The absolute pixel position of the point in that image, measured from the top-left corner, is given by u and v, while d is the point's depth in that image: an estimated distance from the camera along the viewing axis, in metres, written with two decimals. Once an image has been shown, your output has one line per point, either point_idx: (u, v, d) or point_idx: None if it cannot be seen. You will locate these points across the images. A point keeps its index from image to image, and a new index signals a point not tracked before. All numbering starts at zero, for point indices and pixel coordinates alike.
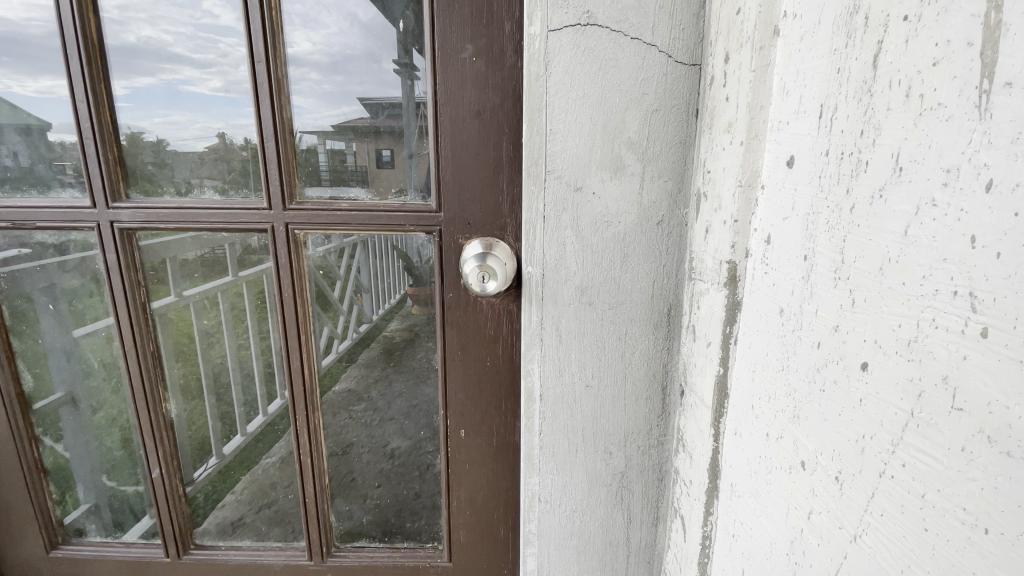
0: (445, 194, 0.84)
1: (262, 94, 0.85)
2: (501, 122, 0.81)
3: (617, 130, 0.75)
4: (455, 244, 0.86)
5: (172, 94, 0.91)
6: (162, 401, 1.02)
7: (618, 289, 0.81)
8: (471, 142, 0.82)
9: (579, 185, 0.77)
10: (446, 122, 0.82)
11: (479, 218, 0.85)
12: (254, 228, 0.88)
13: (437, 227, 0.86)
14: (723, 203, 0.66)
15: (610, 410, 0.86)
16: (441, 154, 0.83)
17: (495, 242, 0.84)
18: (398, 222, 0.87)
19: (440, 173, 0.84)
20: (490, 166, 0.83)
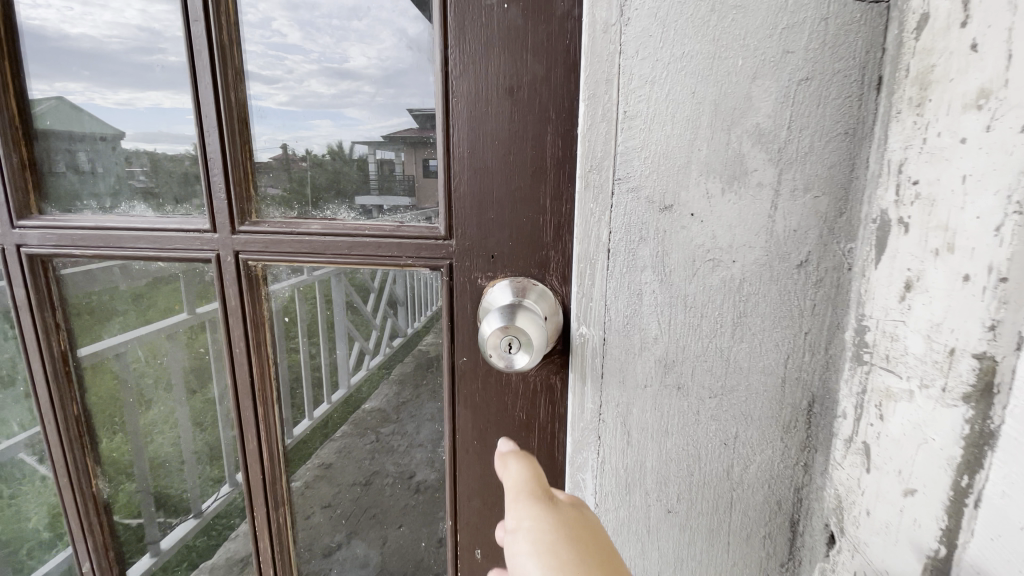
0: (461, 211, 0.57)
1: (202, 67, 0.58)
2: (543, 103, 0.53)
3: (737, 113, 0.45)
4: (476, 286, 0.59)
5: (97, 70, 0.64)
6: (93, 479, 0.75)
7: (727, 367, 0.50)
8: (498, 134, 0.54)
9: (669, 203, 0.47)
10: (463, 106, 0.54)
11: (510, 248, 0.57)
12: (195, 258, 0.62)
13: (448, 259, 0.58)
14: (962, 241, 0.36)
15: (704, 552, 0.55)
16: (455, 154, 0.56)
17: (536, 281, 0.56)
18: (392, 251, 0.59)
19: (454, 179, 0.56)
20: (527, 170, 0.55)
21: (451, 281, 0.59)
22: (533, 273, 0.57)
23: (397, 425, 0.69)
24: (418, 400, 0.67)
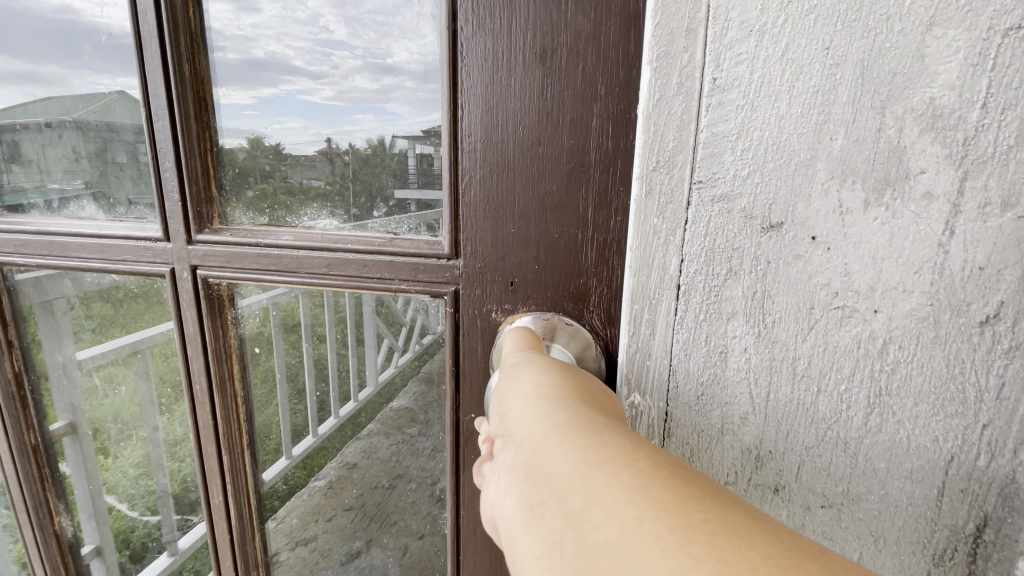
0: (472, 222, 0.43)
1: (146, 31, 0.45)
2: (586, 74, 0.38)
3: (900, 82, 0.28)
4: (489, 319, 0.45)
5: (35, 36, 0.53)
6: (55, 517, 0.65)
7: (851, 467, 0.33)
8: (523, 118, 0.40)
9: (776, 221, 0.31)
10: (477, 78, 0.40)
11: (538, 273, 0.43)
12: (147, 271, 0.50)
13: (454, 284, 0.45)
14: None
15: None
16: (466, 144, 0.42)
17: (570, 318, 0.43)
18: (381, 272, 0.46)
19: (466, 178, 0.42)
20: (561, 166, 0.40)
21: (457, 311, 0.46)
22: (566, 307, 0.43)
23: (393, 483, 0.56)
24: (419, 455, 0.54)
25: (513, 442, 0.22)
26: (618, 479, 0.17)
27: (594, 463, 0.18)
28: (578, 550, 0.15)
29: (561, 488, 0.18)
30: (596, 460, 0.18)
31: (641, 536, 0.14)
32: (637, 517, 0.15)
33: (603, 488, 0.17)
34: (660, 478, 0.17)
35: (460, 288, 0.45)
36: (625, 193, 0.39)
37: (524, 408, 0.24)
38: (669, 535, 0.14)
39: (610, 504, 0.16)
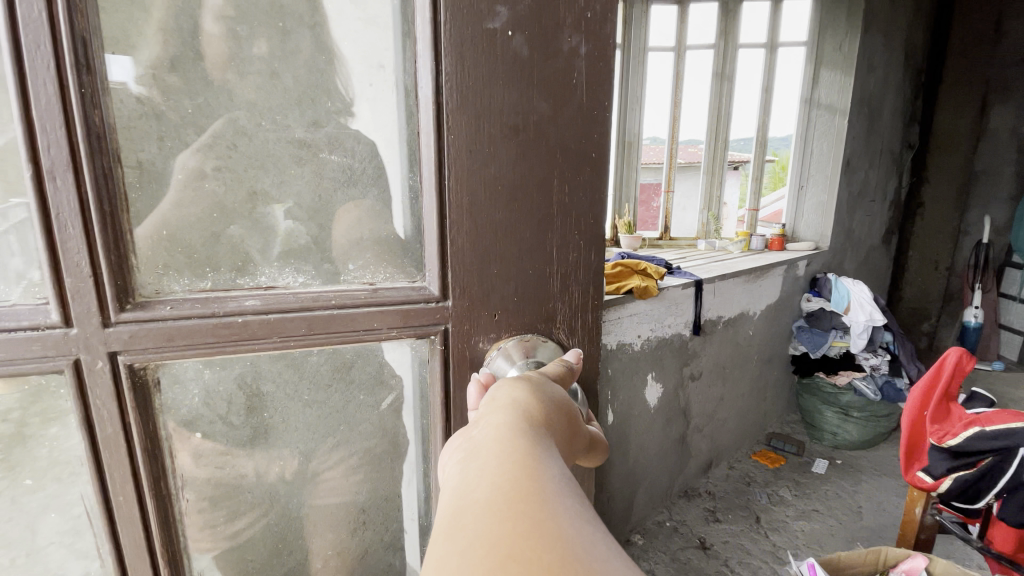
0: (460, 264, 0.42)
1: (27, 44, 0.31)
2: (547, 147, 0.42)
3: None
4: (476, 351, 0.44)
5: None
6: None
7: None
8: (501, 179, 0.41)
9: None
10: (462, 141, 0.40)
11: (517, 304, 0.44)
12: (31, 369, 0.36)
13: (443, 324, 0.43)
14: None
15: None
16: (451, 198, 0.40)
17: (545, 337, 0.46)
18: (367, 324, 0.42)
19: (451, 230, 0.41)
20: (532, 219, 0.43)
21: (446, 347, 0.44)
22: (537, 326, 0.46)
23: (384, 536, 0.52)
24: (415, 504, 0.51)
25: (483, 421, 0.34)
26: (511, 465, 0.28)
27: (501, 456, 0.29)
28: (460, 492, 0.27)
29: (484, 460, 0.29)
30: (511, 452, 0.29)
31: (492, 499, 0.25)
32: (501, 488, 0.26)
33: (500, 467, 0.28)
34: (525, 482, 0.26)
35: (448, 326, 0.43)
36: (580, 235, 0.45)
37: (500, 400, 0.35)
38: (506, 508, 0.25)
39: (497, 474, 0.27)
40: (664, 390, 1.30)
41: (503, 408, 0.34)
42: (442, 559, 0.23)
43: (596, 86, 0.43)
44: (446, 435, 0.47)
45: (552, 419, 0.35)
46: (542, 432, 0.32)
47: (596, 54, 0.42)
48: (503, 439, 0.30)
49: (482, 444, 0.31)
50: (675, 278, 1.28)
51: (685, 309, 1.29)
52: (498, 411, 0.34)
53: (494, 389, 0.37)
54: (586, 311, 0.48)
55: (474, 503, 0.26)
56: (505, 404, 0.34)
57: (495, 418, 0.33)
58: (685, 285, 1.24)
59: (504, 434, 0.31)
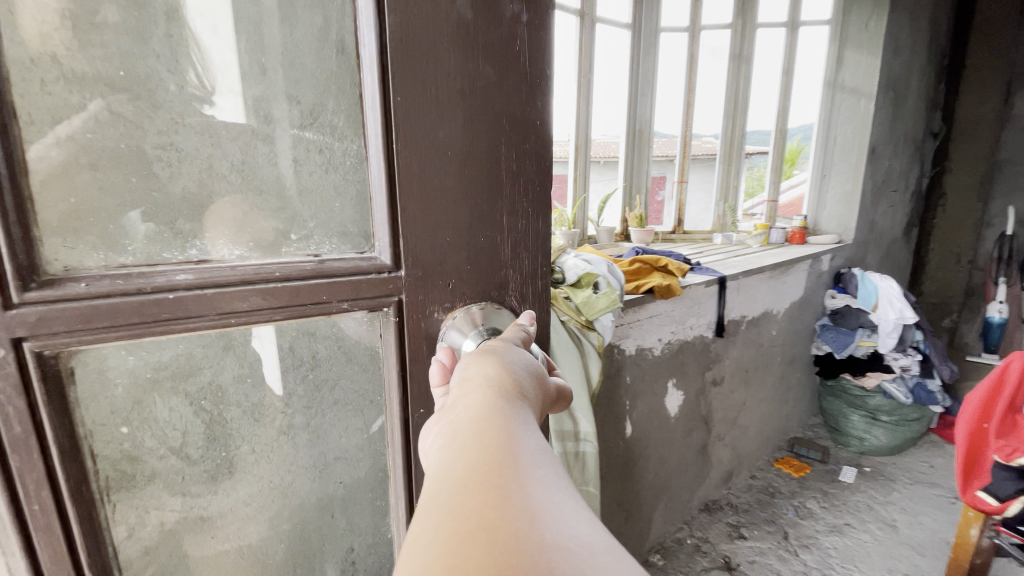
0: (412, 234, 0.40)
1: None
2: (495, 113, 0.40)
3: None
4: (431, 322, 0.43)
5: None
6: None
7: None
8: (451, 145, 0.39)
9: None
10: (409, 104, 0.37)
11: (469, 273, 0.43)
12: None
13: (396, 295, 0.41)
14: None
15: None
16: (400, 164, 0.38)
17: (498, 304, 0.45)
18: (316, 297, 0.39)
19: (401, 198, 0.39)
20: (482, 187, 0.41)
21: (402, 321, 0.42)
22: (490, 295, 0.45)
23: (352, 521, 0.52)
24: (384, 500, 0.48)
25: (456, 401, 0.33)
26: (483, 451, 0.27)
27: (475, 441, 0.28)
28: (435, 479, 0.27)
29: (458, 446, 0.29)
30: (483, 435, 0.29)
31: (464, 486, 0.25)
32: (474, 475, 0.26)
33: (472, 454, 0.27)
34: (497, 468, 0.26)
35: (402, 298, 0.41)
36: (529, 202, 0.44)
37: (470, 376, 0.34)
38: (480, 496, 0.24)
39: (470, 461, 0.27)
40: (686, 396, 1.19)
41: (474, 387, 0.33)
42: (419, 549, 0.23)
43: (539, 54, 0.42)
44: (405, 416, 0.45)
45: (524, 386, 0.35)
46: (514, 409, 0.32)
47: (537, 21, 0.41)
48: (474, 424, 0.30)
49: (457, 427, 0.31)
50: (697, 275, 1.17)
51: (708, 309, 1.18)
52: (471, 389, 0.33)
53: (466, 364, 0.36)
54: (536, 279, 0.48)
55: (448, 491, 0.25)
56: (478, 382, 0.34)
57: (466, 399, 0.32)
58: (709, 282, 1.14)
59: (476, 414, 0.30)
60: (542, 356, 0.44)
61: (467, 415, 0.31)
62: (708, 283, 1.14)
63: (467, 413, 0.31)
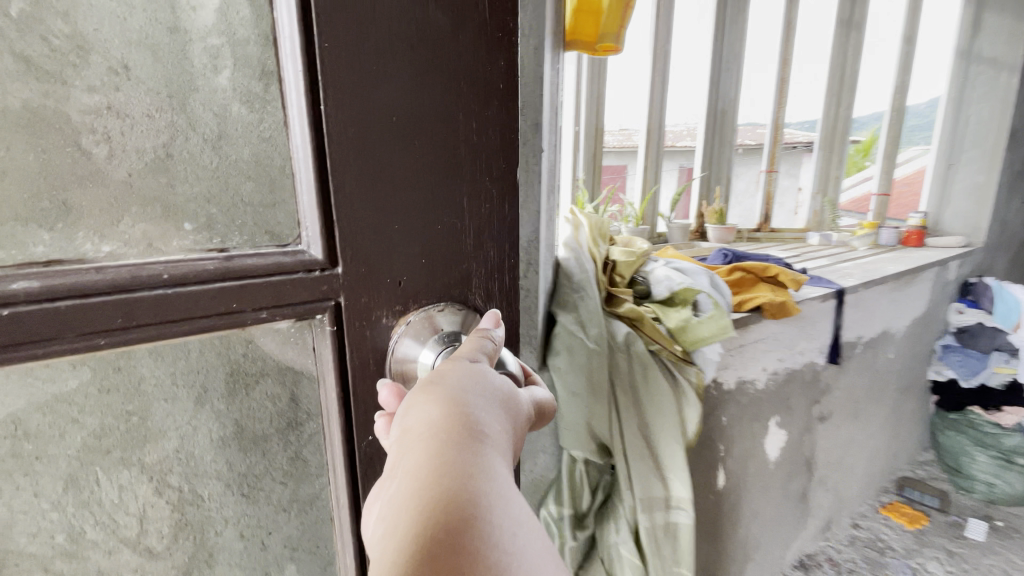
0: (351, 219, 0.27)
1: None
2: (461, 60, 0.28)
3: None
4: (379, 330, 0.30)
5: None
6: None
7: None
8: (401, 103, 0.27)
9: None
10: (343, 44, 0.24)
11: (423, 267, 0.30)
12: None
13: (335, 298, 0.28)
14: None
15: None
16: (333, 130, 0.25)
17: (460, 306, 0.32)
18: (222, 306, 0.25)
19: (334, 177, 0.26)
20: (441, 162, 0.29)
21: (342, 331, 0.29)
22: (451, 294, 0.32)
23: None
24: None
25: (395, 445, 0.25)
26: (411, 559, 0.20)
27: (405, 538, 0.21)
28: None
29: (386, 539, 0.21)
30: (414, 528, 0.21)
31: None
32: None
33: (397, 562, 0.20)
34: None
35: (340, 301, 0.28)
36: (500, 188, 0.31)
37: (411, 406, 0.25)
38: None
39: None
40: (788, 438, 1.01)
41: (415, 432, 0.24)
42: None
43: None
44: (351, 465, 0.31)
45: (488, 428, 0.25)
46: (462, 459, 0.23)
47: None
48: (409, 501, 0.22)
49: (389, 498, 0.23)
50: (813, 287, 0.99)
51: (822, 330, 0.99)
52: (411, 433, 0.24)
53: (411, 404, 0.25)
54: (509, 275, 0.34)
55: None
56: (420, 420, 0.25)
57: (403, 448, 0.24)
58: (826, 296, 0.95)
59: (412, 483, 0.22)
60: (516, 363, 0.32)
61: (404, 481, 0.23)
62: (827, 296, 0.95)
63: (403, 477, 0.23)
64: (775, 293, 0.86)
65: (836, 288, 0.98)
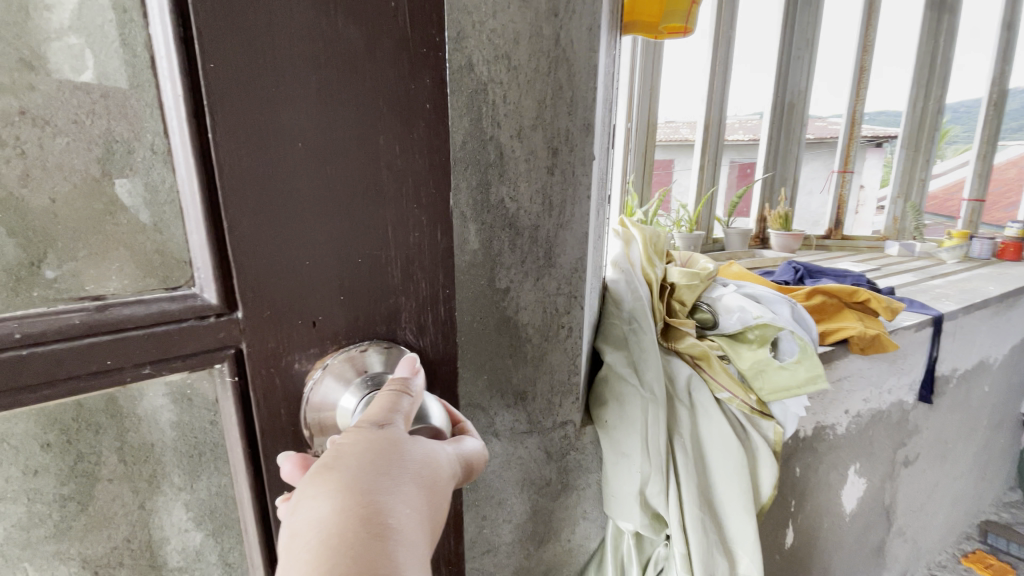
0: (251, 259, 0.21)
1: None
2: (383, 72, 0.22)
3: None
4: (292, 377, 0.24)
5: None
6: None
7: None
8: (308, 126, 0.21)
9: None
10: (233, 61, 0.19)
11: (339, 308, 0.24)
12: None
13: (234, 346, 0.22)
14: None
15: None
16: (226, 165, 0.19)
17: (391, 341, 0.26)
18: (90, 370, 0.19)
19: (228, 221, 0.20)
20: (363, 192, 0.23)
21: (248, 382, 0.23)
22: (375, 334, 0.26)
23: None
24: None
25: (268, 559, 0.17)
26: None
27: None
28: None
29: None
30: None
31: None
32: None
33: None
34: None
35: (243, 348, 0.22)
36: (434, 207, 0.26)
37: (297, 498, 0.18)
38: None
39: None
40: (869, 484, 0.88)
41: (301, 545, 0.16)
42: None
43: None
44: (269, 542, 0.25)
45: (409, 529, 0.18)
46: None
47: None
48: None
49: None
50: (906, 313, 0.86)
51: (915, 362, 0.86)
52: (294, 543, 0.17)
53: (292, 499, 0.17)
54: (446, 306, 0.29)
55: None
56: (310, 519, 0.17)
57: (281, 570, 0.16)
58: (921, 325, 0.82)
59: None
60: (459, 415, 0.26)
61: None
62: (921, 325, 0.82)
63: None
64: (866, 323, 0.74)
65: (934, 315, 0.85)
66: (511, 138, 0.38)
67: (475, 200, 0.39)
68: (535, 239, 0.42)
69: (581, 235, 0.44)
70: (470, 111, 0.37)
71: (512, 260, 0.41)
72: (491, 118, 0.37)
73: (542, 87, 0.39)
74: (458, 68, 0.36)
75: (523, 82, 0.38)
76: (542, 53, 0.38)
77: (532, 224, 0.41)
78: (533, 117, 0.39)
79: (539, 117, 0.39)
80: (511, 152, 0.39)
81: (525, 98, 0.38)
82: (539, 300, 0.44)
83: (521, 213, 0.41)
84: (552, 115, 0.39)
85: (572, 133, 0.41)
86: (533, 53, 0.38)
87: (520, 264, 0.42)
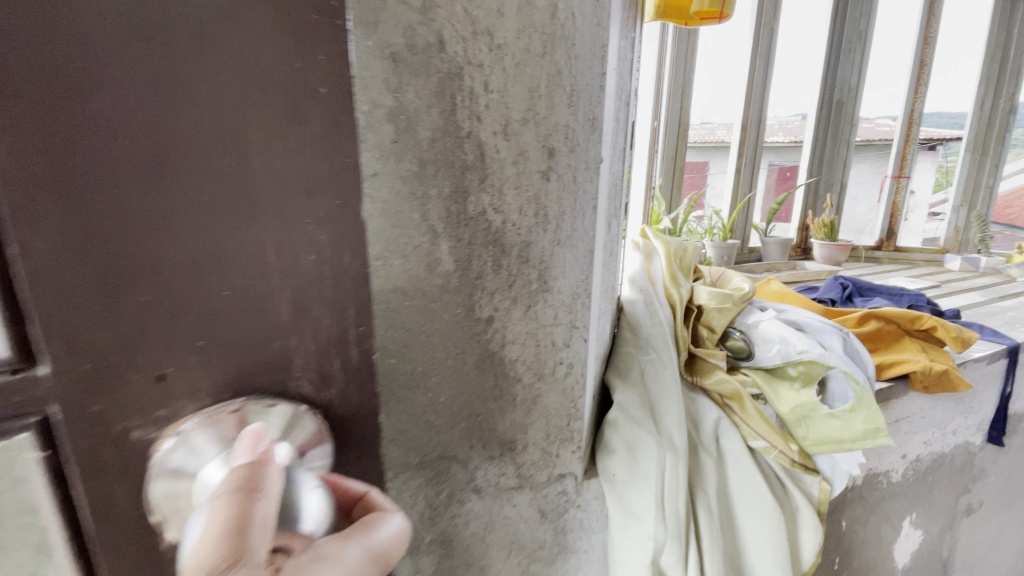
0: (58, 304, 0.15)
1: None
2: (252, 50, 0.17)
3: None
4: (132, 448, 0.17)
5: None
6: None
7: None
8: (136, 115, 0.15)
9: None
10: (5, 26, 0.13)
11: (201, 353, 0.18)
12: None
13: (43, 414, 0.16)
14: None
15: None
16: (7, 174, 0.14)
17: (275, 396, 0.20)
18: None
19: (14, 250, 0.14)
20: (227, 206, 0.17)
21: (67, 460, 0.16)
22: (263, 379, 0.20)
23: None
24: None
25: None
26: None
27: None
28: None
29: None
30: None
31: None
32: None
33: None
34: None
35: (56, 415, 0.16)
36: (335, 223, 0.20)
37: None
38: None
39: None
40: (926, 536, 0.77)
41: None
42: None
43: None
44: None
45: None
46: None
47: None
48: None
49: None
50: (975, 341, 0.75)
51: (985, 399, 0.75)
52: None
53: None
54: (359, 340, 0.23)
55: None
56: None
57: None
58: (994, 356, 0.71)
59: None
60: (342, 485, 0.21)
61: None
62: (995, 356, 0.71)
63: None
64: (930, 355, 0.63)
65: (1010, 344, 0.73)
66: (495, 135, 0.31)
67: (450, 210, 0.31)
68: (527, 259, 0.34)
69: (581, 253, 0.37)
70: (441, 98, 0.29)
71: (497, 284, 0.33)
72: (469, 108, 0.30)
73: (534, 72, 0.31)
74: (428, 44, 0.28)
75: (509, 64, 0.30)
76: (535, 28, 0.30)
77: (521, 240, 0.34)
78: (523, 108, 0.31)
79: (530, 109, 0.31)
80: (494, 151, 0.31)
81: (512, 85, 0.30)
82: (530, 331, 0.36)
83: (509, 226, 0.33)
84: (547, 107, 0.32)
85: (572, 129, 0.33)
86: (523, 30, 0.30)
87: (507, 289, 0.34)
